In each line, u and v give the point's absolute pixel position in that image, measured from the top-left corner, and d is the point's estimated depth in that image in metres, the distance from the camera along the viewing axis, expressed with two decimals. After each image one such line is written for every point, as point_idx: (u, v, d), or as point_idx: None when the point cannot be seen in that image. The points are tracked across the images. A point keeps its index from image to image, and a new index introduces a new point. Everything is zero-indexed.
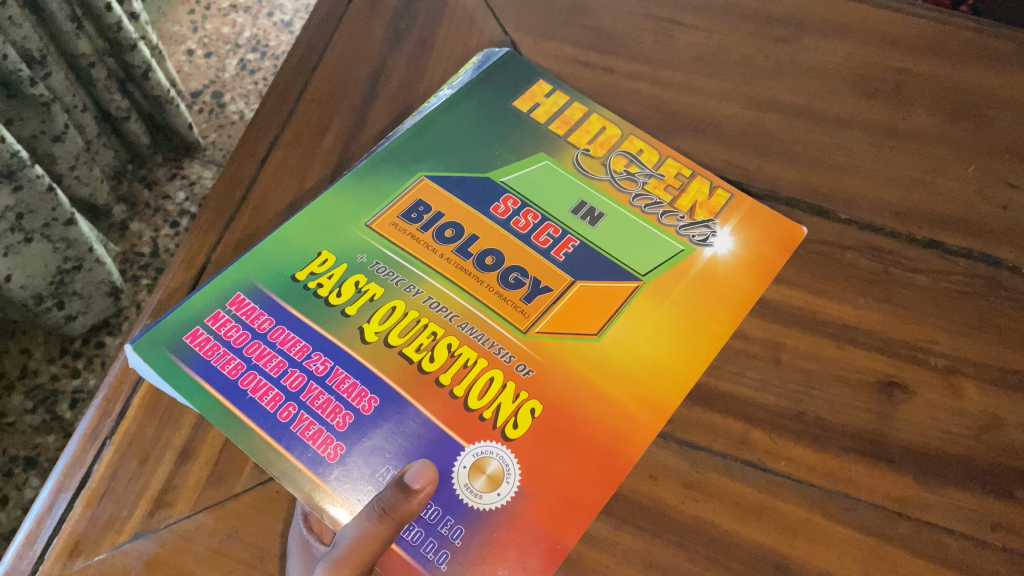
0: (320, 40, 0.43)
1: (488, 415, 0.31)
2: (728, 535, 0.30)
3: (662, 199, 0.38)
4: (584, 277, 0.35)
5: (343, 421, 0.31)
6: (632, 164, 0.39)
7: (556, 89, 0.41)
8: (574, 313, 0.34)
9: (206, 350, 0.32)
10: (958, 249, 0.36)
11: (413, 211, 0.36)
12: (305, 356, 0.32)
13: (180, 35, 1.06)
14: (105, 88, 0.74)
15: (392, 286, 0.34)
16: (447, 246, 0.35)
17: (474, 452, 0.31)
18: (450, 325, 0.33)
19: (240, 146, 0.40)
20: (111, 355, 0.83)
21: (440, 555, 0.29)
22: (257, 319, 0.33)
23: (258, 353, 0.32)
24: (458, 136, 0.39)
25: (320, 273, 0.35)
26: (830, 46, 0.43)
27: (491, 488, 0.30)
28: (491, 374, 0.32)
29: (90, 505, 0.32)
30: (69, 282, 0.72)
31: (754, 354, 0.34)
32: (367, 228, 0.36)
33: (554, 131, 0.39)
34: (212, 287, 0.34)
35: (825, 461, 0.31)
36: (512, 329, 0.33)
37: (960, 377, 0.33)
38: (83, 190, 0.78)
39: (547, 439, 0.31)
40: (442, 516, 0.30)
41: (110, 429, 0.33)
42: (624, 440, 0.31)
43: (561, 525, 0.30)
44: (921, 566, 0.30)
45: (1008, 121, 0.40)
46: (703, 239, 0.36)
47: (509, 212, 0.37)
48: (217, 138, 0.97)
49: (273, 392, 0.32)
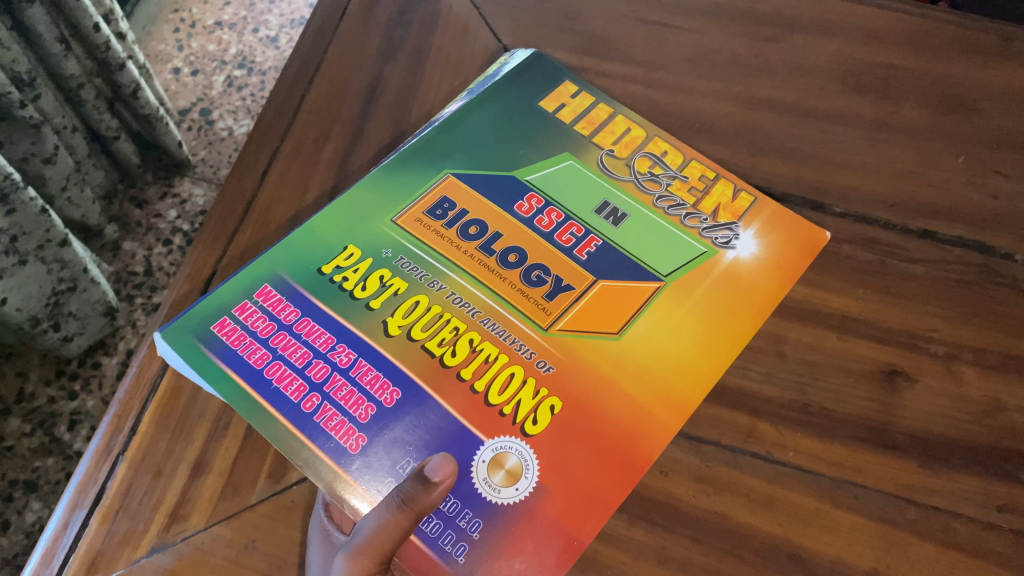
0: (316, 52, 0.43)
1: (508, 411, 0.32)
2: (740, 527, 0.31)
3: (686, 201, 0.38)
4: (605, 274, 0.35)
5: (365, 413, 0.31)
6: (656, 166, 0.39)
7: (582, 91, 0.41)
8: (596, 310, 0.34)
9: (232, 340, 0.33)
10: (952, 239, 0.37)
11: (437, 208, 0.37)
12: (329, 348, 0.33)
13: (166, 53, 1.06)
14: (94, 108, 0.74)
15: (415, 281, 0.35)
16: (470, 242, 0.36)
17: (493, 446, 0.31)
18: (472, 320, 0.34)
19: (241, 160, 0.40)
20: (108, 376, 0.83)
21: (458, 547, 0.29)
22: (283, 311, 0.34)
23: (283, 344, 0.33)
24: (481, 138, 0.39)
25: (345, 267, 0.35)
26: (818, 43, 0.43)
27: (509, 483, 0.30)
28: (511, 370, 0.32)
29: (105, 521, 0.32)
30: (63, 303, 0.71)
31: (760, 349, 0.34)
32: (392, 223, 0.36)
33: (579, 132, 0.40)
34: (241, 278, 0.34)
35: (832, 451, 0.32)
36: (534, 326, 0.33)
37: (961, 363, 0.34)
38: (74, 211, 0.78)
39: (567, 433, 0.32)
40: (461, 509, 0.30)
41: (123, 445, 0.33)
42: (643, 435, 0.32)
43: (577, 520, 0.30)
44: (931, 551, 0.30)
45: (994, 112, 0.40)
46: (727, 242, 0.37)
47: (532, 211, 0.37)
48: (207, 155, 0.97)
49: (297, 382, 0.32)
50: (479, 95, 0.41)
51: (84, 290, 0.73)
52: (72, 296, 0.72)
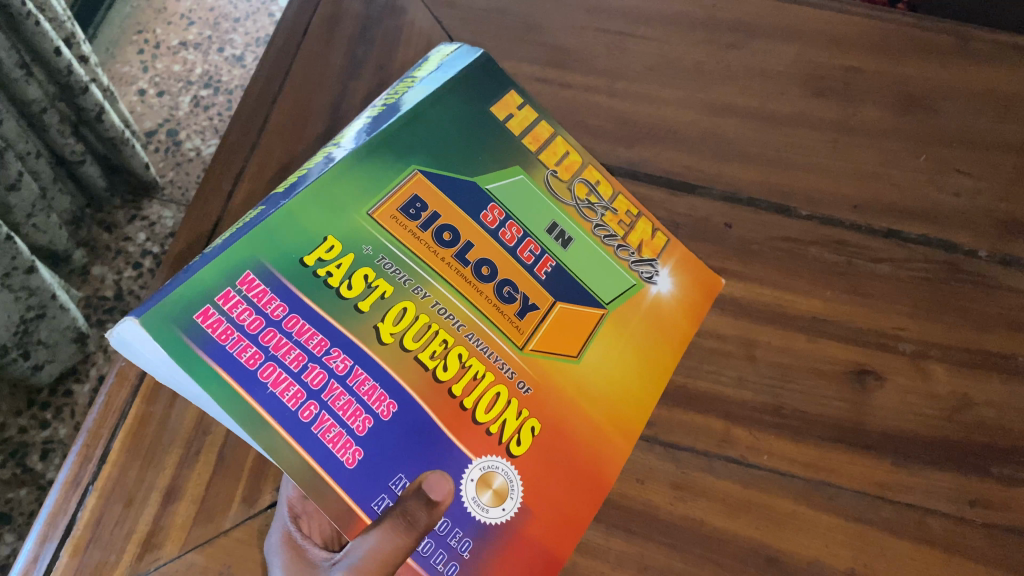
0: (279, 70, 0.43)
1: (495, 429, 0.29)
2: (717, 532, 0.32)
3: (617, 232, 0.35)
4: (564, 297, 0.32)
5: (364, 426, 0.27)
6: (591, 194, 0.35)
7: (527, 103, 0.35)
8: (560, 335, 0.32)
9: (221, 334, 0.25)
10: (917, 237, 0.38)
11: (411, 207, 0.31)
12: (324, 352, 0.27)
13: (131, 75, 1.05)
14: (57, 132, 0.73)
15: (401, 284, 0.29)
16: (447, 251, 0.31)
17: (481, 465, 0.29)
18: (459, 334, 0.30)
19: (206, 181, 0.40)
20: (80, 404, 0.82)
21: (449, 566, 0.27)
22: (269, 304, 0.27)
23: (275, 344, 0.26)
24: (431, 135, 0.32)
25: (329, 260, 0.28)
26: (778, 48, 0.43)
27: (497, 503, 0.29)
28: (498, 390, 0.30)
29: (76, 554, 0.32)
30: (32, 331, 0.71)
31: (730, 352, 0.35)
32: (368, 216, 0.30)
33: (526, 146, 0.35)
34: (217, 259, 0.26)
35: (805, 452, 0.33)
36: (509, 344, 0.30)
37: (928, 360, 0.35)
38: (41, 237, 0.77)
39: (544, 460, 0.30)
40: (452, 528, 0.28)
41: (92, 475, 0.33)
42: (600, 456, 0.31)
43: (557, 537, 0.30)
44: (906, 548, 0.32)
45: (952, 113, 0.41)
46: (649, 277, 0.35)
47: (497, 222, 0.32)
48: (175, 176, 0.97)
49: (295, 389, 0.26)
50: (423, 87, 0.34)
51: (53, 317, 0.72)
52: (41, 323, 0.71)
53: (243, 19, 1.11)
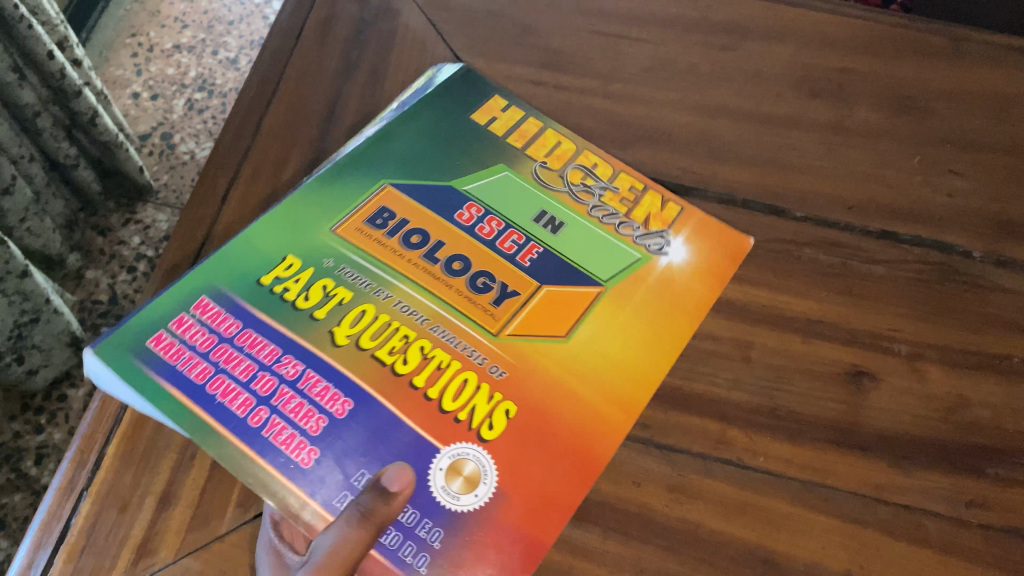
0: (273, 74, 0.43)
1: (463, 417, 0.31)
2: (714, 534, 0.31)
3: (618, 211, 0.38)
4: (551, 280, 0.35)
5: (316, 425, 0.31)
6: (588, 177, 0.39)
7: (511, 105, 0.41)
8: (541, 317, 0.34)
9: (172, 355, 0.31)
10: (912, 238, 0.38)
11: (377, 218, 0.36)
12: (275, 359, 0.32)
13: (124, 78, 1.05)
14: (51, 136, 0.73)
15: (360, 289, 0.34)
16: (414, 251, 0.35)
17: (449, 453, 0.31)
18: (422, 328, 0.33)
19: (200, 186, 0.40)
20: (75, 408, 0.82)
21: (418, 558, 0.29)
22: (223, 323, 0.32)
23: (226, 357, 0.32)
24: (410, 150, 0.39)
25: (286, 277, 0.34)
26: (772, 50, 0.44)
27: (468, 490, 0.30)
28: (465, 376, 0.32)
29: (71, 560, 0.31)
30: (27, 335, 0.70)
31: (727, 355, 0.34)
32: (332, 233, 0.36)
33: (511, 144, 0.40)
34: (179, 289, 0.33)
35: (802, 454, 0.32)
36: (484, 332, 0.33)
37: (925, 361, 0.35)
38: (35, 242, 0.77)
39: (523, 441, 0.31)
40: (420, 518, 0.29)
41: (86, 480, 0.33)
42: (593, 437, 0.32)
43: (537, 524, 0.30)
44: (902, 549, 0.31)
45: (945, 113, 0.41)
46: (659, 249, 0.37)
47: (473, 219, 0.37)
48: (170, 179, 0.96)
49: (243, 396, 0.31)
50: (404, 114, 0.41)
51: (48, 322, 0.71)
52: (35, 328, 0.71)
53: (237, 22, 1.12)
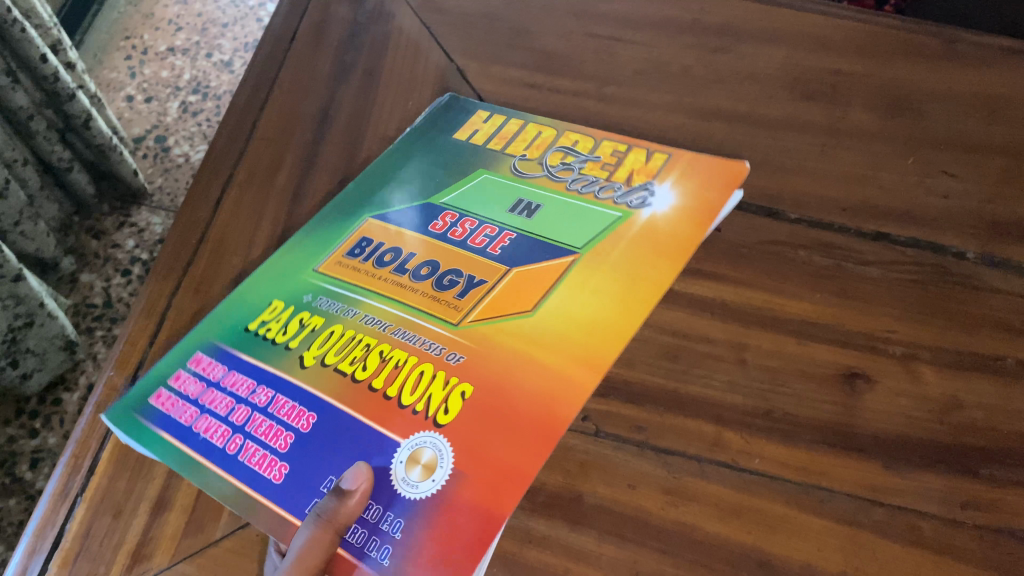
0: (265, 81, 0.44)
1: (419, 407, 0.30)
2: (710, 536, 0.31)
3: (599, 177, 0.37)
4: (519, 263, 0.34)
5: (285, 442, 0.30)
6: (568, 155, 0.39)
7: (493, 115, 0.41)
8: (505, 298, 0.32)
9: (166, 406, 0.32)
10: (906, 240, 0.38)
11: (357, 248, 0.36)
12: (250, 391, 0.32)
13: (118, 81, 1.05)
14: (46, 139, 0.73)
15: (333, 314, 0.34)
16: (385, 269, 0.35)
17: (409, 445, 0.29)
18: (383, 334, 0.32)
19: (194, 191, 0.40)
20: (70, 412, 0.81)
21: (383, 551, 0.27)
22: (211, 370, 0.33)
23: (211, 399, 0.32)
24: (393, 179, 0.39)
25: (269, 318, 0.34)
26: (765, 51, 0.44)
27: (427, 476, 0.28)
28: (421, 369, 0.31)
29: (65, 565, 0.31)
30: (20, 340, 0.70)
31: (721, 356, 0.35)
32: (315, 272, 0.36)
33: (493, 147, 0.40)
34: (177, 352, 0.34)
35: (797, 456, 0.32)
36: (444, 324, 0.32)
37: (918, 362, 0.34)
38: (28, 246, 0.76)
39: (480, 419, 0.29)
40: (384, 513, 0.27)
41: (81, 486, 0.33)
42: (556, 397, 0.29)
43: (495, 495, 0.27)
44: (897, 551, 0.30)
45: (938, 114, 0.41)
46: (642, 202, 0.36)
47: (446, 226, 0.36)
48: (164, 182, 0.96)
49: (222, 429, 0.31)
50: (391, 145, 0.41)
51: (42, 325, 0.71)
52: (29, 332, 0.70)
53: (231, 24, 1.11)
